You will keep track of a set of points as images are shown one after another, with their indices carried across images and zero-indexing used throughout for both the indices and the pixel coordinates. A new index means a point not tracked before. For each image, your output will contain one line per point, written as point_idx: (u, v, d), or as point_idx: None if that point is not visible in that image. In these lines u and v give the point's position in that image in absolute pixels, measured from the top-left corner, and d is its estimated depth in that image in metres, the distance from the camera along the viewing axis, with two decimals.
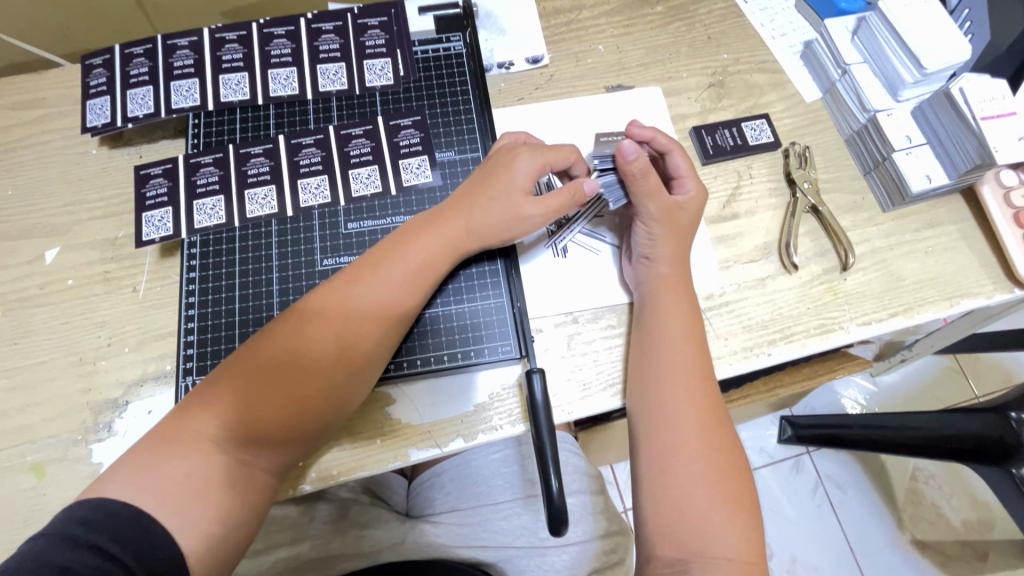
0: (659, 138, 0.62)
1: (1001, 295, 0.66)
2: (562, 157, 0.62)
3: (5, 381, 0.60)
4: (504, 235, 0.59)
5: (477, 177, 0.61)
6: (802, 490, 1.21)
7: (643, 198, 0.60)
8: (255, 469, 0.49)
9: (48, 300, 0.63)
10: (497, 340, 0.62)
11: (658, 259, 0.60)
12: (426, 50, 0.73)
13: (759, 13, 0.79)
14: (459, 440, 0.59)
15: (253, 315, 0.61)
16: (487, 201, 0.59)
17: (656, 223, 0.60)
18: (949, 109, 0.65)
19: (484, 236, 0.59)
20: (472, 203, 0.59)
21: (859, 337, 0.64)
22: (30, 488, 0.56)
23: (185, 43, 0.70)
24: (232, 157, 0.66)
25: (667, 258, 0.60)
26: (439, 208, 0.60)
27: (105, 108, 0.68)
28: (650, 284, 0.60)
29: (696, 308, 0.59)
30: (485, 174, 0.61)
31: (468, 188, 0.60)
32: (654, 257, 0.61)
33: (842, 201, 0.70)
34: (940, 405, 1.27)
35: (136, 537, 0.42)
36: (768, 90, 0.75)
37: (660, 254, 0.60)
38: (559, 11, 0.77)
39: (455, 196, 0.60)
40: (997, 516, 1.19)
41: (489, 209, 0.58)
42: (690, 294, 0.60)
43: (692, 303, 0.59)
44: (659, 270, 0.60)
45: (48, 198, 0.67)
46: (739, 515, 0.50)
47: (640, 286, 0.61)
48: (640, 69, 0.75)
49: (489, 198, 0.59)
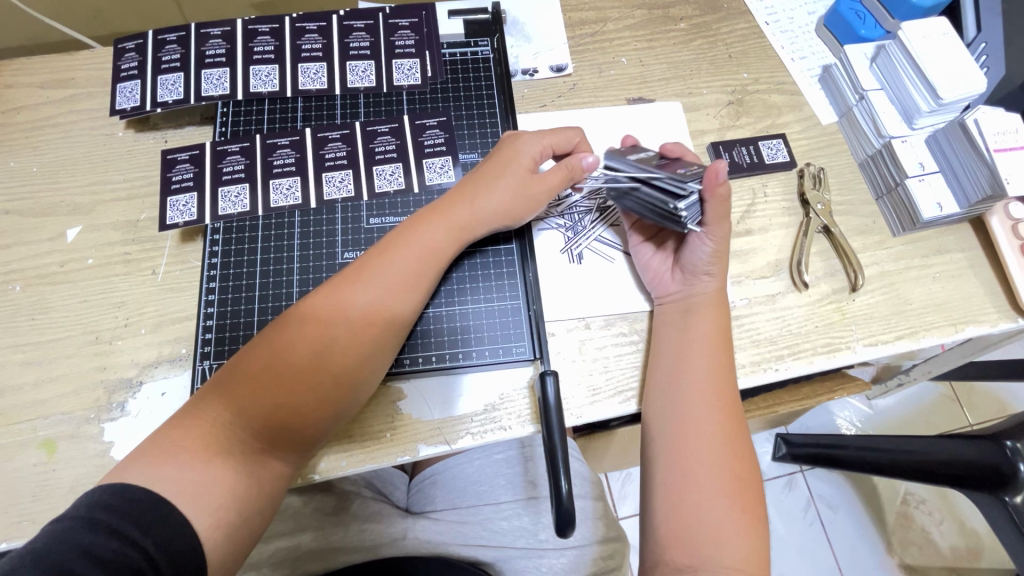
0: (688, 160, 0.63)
1: (1004, 324, 0.67)
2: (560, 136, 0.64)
3: (21, 355, 0.61)
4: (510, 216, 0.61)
5: (480, 167, 0.63)
6: (794, 508, 1.22)
7: (714, 221, 0.59)
8: (271, 457, 0.49)
9: (67, 277, 0.64)
10: (510, 341, 0.63)
11: (716, 274, 0.61)
12: (454, 53, 0.75)
13: (780, 35, 0.81)
14: (468, 438, 0.60)
15: (272, 303, 0.62)
16: (491, 190, 0.60)
17: (721, 245, 0.60)
18: (963, 139, 0.66)
19: (492, 221, 0.60)
20: (480, 191, 0.60)
21: (864, 357, 0.65)
22: (40, 464, 0.57)
23: (218, 32, 0.71)
24: (259, 147, 0.67)
25: (719, 276, 0.61)
26: (443, 198, 0.61)
27: (135, 92, 0.69)
28: (692, 299, 0.61)
29: (722, 319, 0.60)
30: (488, 162, 0.62)
31: (472, 178, 0.62)
32: (714, 273, 0.61)
33: (853, 223, 0.71)
34: (935, 431, 1.28)
35: (156, 522, 0.42)
36: (786, 111, 0.77)
37: (719, 271, 0.61)
38: (585, 22, 0.79)
39: (461, 185, 0.61)
40: (985, 544, 1.20)
41: (493, 197, 0.60)
42: (722, 309, 0.60)
43: (725, 314, 0.60)
44: (711, 285, 0.61)
45: (72, 177, 0.68)
46: (751, 528, 0.51)
47: (682, 297, 0.62)
48: (662, 84, 0.77)
49: (495, 185, 0.60)
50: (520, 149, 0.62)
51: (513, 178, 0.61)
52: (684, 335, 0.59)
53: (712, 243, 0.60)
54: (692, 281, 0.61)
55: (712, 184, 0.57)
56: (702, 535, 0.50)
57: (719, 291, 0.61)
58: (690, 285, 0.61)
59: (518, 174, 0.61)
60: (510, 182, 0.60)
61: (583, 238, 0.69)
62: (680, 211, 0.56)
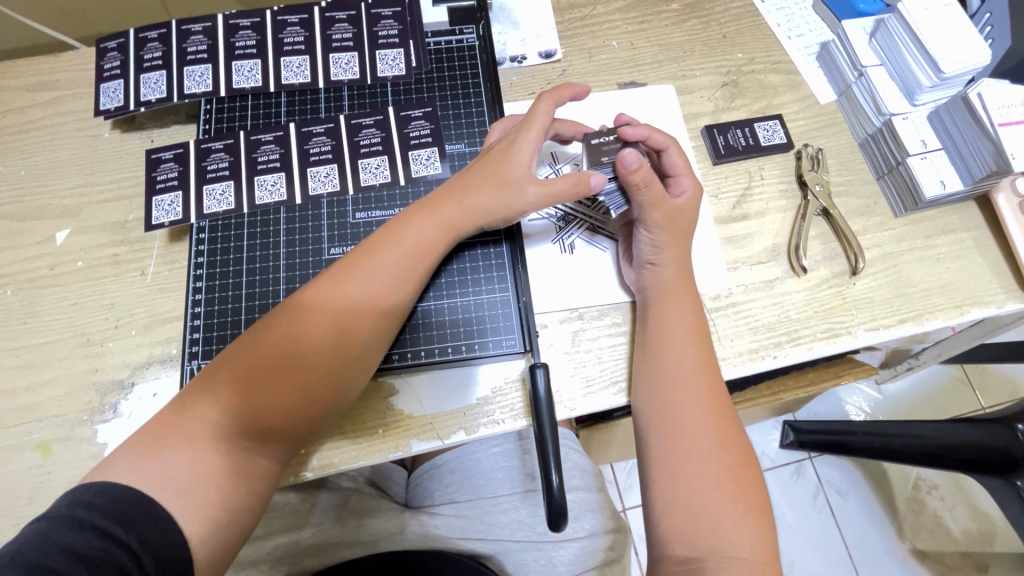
0: (655, 136, 0.60)
1: (1012, 305, 0.65)
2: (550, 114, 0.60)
3: (14, 359, 0.61)
4: (497, 215, 0.58)
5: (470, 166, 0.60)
6: (803, 496, 1.20)
7: (646, 207, 0.58)
8: (257, 455, 0.49)
9: (57, 280, 0.64)
10: (501, 334, 0.62)
11: (663, 263, 0.60)
12: (439, 42, 0.73)
13: (776, 13, 0.78)
14: (461, 433, 0.59)
15: (259, 301, 0.62)
16: (482, 183, 0.57)
17: (661, 230, 0.59)
18: (967, 115, 0.64)
19: (485, 218, 0.58)
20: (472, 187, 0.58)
21: (866, 343, 0.63)
22: (36, 466, 0.57)
23: (199, 28, 0.71)
24: (243, 144, 0.67)
25: (674, 263, 0.60)
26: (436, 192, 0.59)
27: (118, 91, 0.69)
28: (649, 291, 0.60)
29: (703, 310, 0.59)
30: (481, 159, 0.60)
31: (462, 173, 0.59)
32: (664, 262, 0.60)
33: (853, 205, 0.69)
34: (945, 415, 1.26)
35: (140, 520, 0.42)
36: (783, 91, 0.74)
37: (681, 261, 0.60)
38: (574, 5, 0.77)
39: (451, 182, 0.59)
40: (999, 528, 1.18)
41: (483, 189, 0.57)
42: (695, 297, 0.59)
43: (699, 301, 0.59)
44: (665, 275, 0.60)
45: (59, 179, 0.68)
46: (752, 516, 0.50)
47: (644, 290, 0.61)
48: (654, 67, 0.75)
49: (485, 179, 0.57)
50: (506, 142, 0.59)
51: (499, 172, 0.57)
52: (660, 325, 0.58)
53: (649, 231, 0.59)
54: (644, 273, 0.61)
55: (624, 173, 0.56)
56: (704, 527, 0.49)
57: (671, 277, 0.60)
58: (642, 277, 0.61)
59: (507, 165, 0.57)
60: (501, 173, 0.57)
61: (574, 226, 0.67)
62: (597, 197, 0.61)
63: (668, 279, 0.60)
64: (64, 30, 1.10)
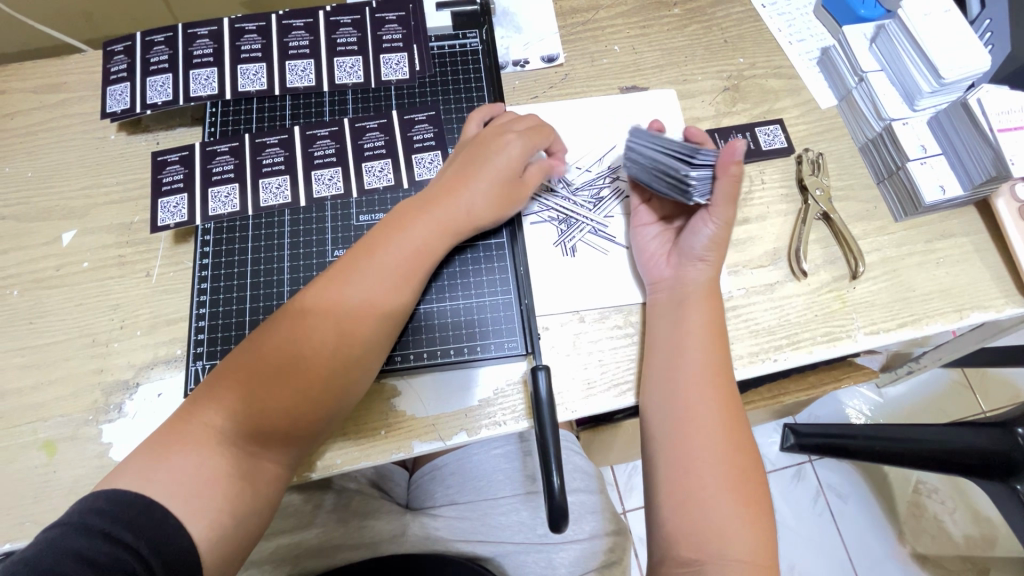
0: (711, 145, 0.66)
1: (1012, 309, 0.65)
2: (544, 135, 0.63)
3: (21, 359, 0.61)
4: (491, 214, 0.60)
5: (464, 162, 0.61)
6: (803, 499, 1.21)
7: (725, 202, 0.60)
8: (262, 458, 0.49)
9: (63, 280, 0.64)
10: (503, 336, 0.62)
11: (710, 262, 0.60)
12: (443, 46, 0.74)
13: (778, 18, 0.79)
14: (462, 435, 0.59)
15: (264, 303, 0.62)
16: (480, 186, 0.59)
17: (725, 227, 0.60)
18: (967, 121, 0.64)
19: (482, 220, 0.59)
20: (470, 187, 0.59)
21: (866, 346, 0.64)
22: (41, 465, 0.57)
23: (205, 32, 0.71)
24: (248, 147, 0.67)
25: (715, 264, 0.60)
26: (433, 193, 0.59)
27: (125, 94, 0.69)
28: (683, 288, 0.60)
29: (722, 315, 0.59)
30: (475, 156, 0.61)
31: (455, 173, 0.60)
32: (710, 260, 0.60)
33: (853, 209, 0.69)
34: (946, 418, 1.26)
35: (149, 526, 0.43)
36: (784, 95, 0.75)
37: (715, 258, 0.60)
38: (576, 10, 0.77)
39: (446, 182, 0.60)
40: (1000, 532, 1.18)
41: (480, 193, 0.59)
42: (715, 300, 0.59)
43: (717, 304, 0.59)
44: (700, 276, 0.60)
45: (65, 181, 0.68)
46: (755, 519, 0.50)
47: (672, 289, 0.61)
48: (656, 71, 0.75)
49: (481, 182, 0.59)
50: (503, 143, 0.60)
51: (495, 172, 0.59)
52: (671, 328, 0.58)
53: (715, 225, 0.60)
54: (687, 267, 0.60)
55: (727, 160, 0.59)
56: (707, 530, 0.50)
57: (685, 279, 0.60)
58: (683, 271, 0.60)
59: (503, 171, 0.60)
60: (497, 179, 0.59)
61: (576, 229, 0.68)
62: (692, 177, 0.60)
63: (690, 280, 0.60)
64: (64, 32, 1.10)
